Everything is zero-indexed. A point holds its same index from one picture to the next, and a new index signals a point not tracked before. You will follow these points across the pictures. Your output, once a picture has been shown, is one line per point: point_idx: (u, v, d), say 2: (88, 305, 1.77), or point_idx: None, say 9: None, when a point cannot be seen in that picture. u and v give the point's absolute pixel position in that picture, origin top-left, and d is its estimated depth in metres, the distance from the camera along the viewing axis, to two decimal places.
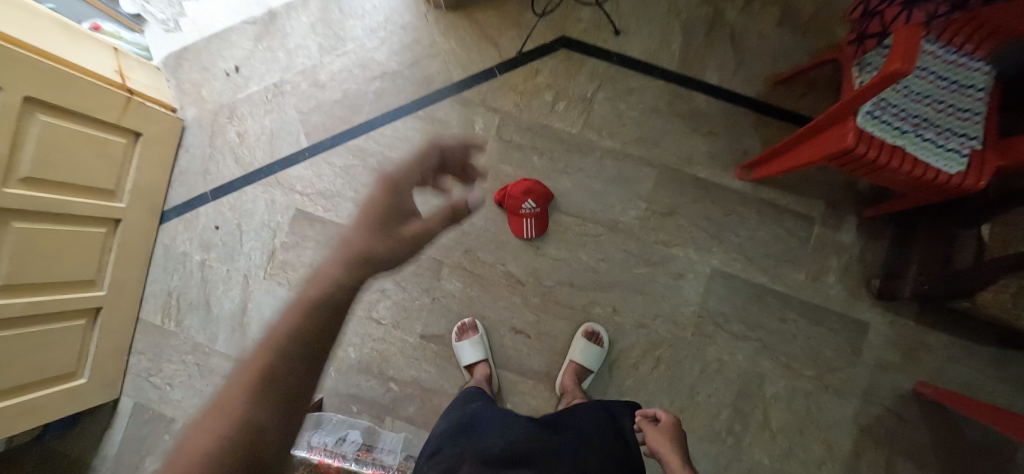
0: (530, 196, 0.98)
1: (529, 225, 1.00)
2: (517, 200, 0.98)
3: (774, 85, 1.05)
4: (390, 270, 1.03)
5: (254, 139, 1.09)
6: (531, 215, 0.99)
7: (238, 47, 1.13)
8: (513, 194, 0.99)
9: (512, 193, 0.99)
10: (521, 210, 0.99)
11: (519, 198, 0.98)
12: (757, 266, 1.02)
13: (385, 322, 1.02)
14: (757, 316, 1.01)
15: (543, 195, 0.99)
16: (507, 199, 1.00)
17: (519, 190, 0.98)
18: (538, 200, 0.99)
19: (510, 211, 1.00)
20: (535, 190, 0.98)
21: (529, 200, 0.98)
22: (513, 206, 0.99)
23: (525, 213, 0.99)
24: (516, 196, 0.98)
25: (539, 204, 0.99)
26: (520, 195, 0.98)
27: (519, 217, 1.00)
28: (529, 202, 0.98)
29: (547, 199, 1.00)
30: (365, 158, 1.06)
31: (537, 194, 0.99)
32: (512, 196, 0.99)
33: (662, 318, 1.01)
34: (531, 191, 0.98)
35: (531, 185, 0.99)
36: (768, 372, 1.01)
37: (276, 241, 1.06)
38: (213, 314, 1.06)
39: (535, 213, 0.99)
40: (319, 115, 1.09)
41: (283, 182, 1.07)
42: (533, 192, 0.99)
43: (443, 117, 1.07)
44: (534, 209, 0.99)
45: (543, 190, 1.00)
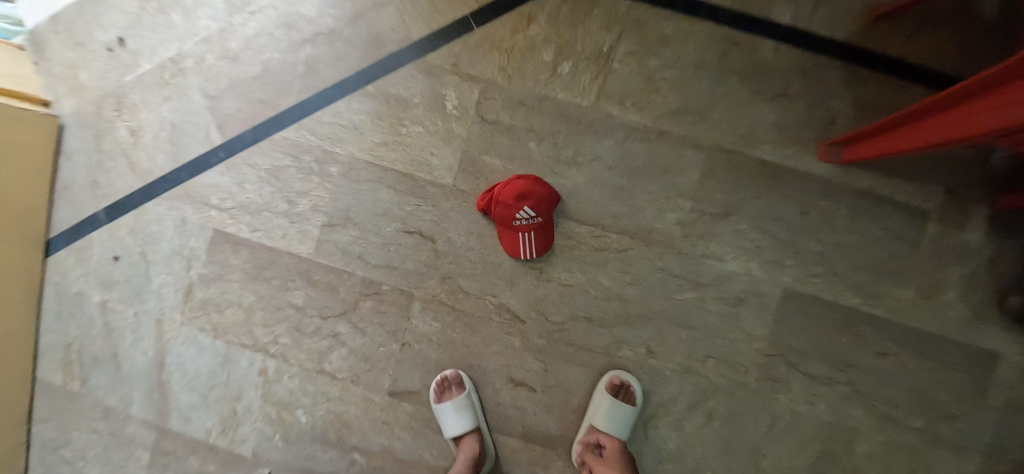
0: (526, 201, 0.70)
1: (526, 242, 0.72)
2: (508, 208, 0.70)
3: (872, 23, 0.75)
4: (343, 308, 0.77)
5: (153, 137, 0.81)
6: (529, 227, 0.71)
7: (120, 9, 0.82)
8: (502, 201, 0.71)
9: (501, 199, 0.71)
10: (514, 222, 0.71)
11: (510, 205, 0.70)
12: (849, 284, 0.76)
13: (342, 376, 0.77)
14: (846, 351, 0.76)
15: (544, 199, 0.71)
16: (494, 208, 0.71)
17: (511, 194, 0.70)
18: (538, 207, 0.71)
19: (500, 223, 0.72)
20: (533, 192, 0.71)
21: (526, 207, 0.70)
22: (503, 217, 0.71)
23: (520, 225, 0.71)
24: (506, 203, 0.70)
25: (539, 212, 0.71)
26: (513, 201, 0.70)
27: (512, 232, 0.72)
28: (525, 210, 0.70)
29: (551, 205, 0.72)
30: (298, 155, 0.77)
31: (535, 198, 0.71)
32: (501, 202, 0.71)
33: (716, 361, 0.75)
34: (528, 195, 0.70)
35: (527, 185, 0.71)
36: (858, 424, 0.76)
37: (192, 274, 0.80)
38: (124, 370, 0.82)
39: (534, 224, 0.71)
40: (233, 99, 0.79)
41: (193, 194, 0.79)
42: (530, 195, 0.71)
43: (402, 93, 0.76)
44: (532, 220, 0.71)
45: (543, 191, 0.72)
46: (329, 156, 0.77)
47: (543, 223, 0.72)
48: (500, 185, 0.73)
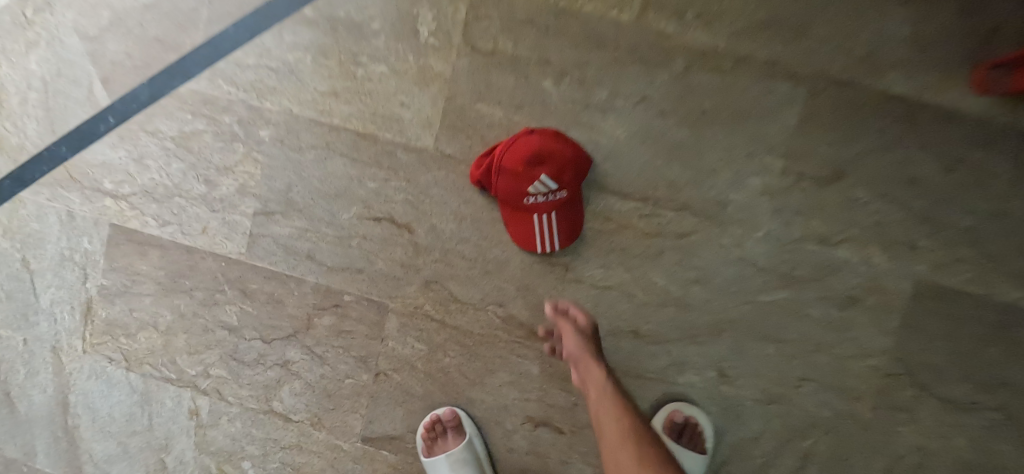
0: (542, 169, 0.48)
1: (546, 228, 0.50)
2: (516, 181, 0.48)
3: None
4: (292, 327, 0.55)
5: (20, 99, 0.58)
6: (548, 207, 0.49)
7: None
8: (505, 170, 0.48)
9: (505, 167, 0.48)
10: (524, 198, 0.49)
11: (519, 176, 0.48)
12: (1008, 273, 0.53)
13: (297, 418, 0.57)
14: (998, 363, 0.54)
15: (569, 163, 0.49)
16: (494, 181, 0.49)
17: (518, 160, 0.48)
18: (560, 176, 0.48)
19: (506, 203, 0.50)
20: (551, 154, 0.48)
21: (540, 177, 0.48)
22: (510, 194, 0.49)
23: (535, 205, 0.49)
24: (512, 173, 0.48)
25: (561, 184, 0.48)
26: (521, 167, 0.48)
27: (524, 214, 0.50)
28: (541, 183, 0.48)
29: (578, 170, 0.49)
30: (215, 115, 0.54)
31: (555, 163, 0.48)
32: (505, 173, 0.48)
33: (815, 385, 0.54)
34: (544, 159, 0.48)
35: (542, 144, 0.48)
36: (1012, 463, 0.55)
37: (90, 287, 0.59)
38: (20, 413, 0.62)
39: (556, 202, 0.49)
40: (119, 40, 0.56)
41: (80, 177, 0.57)
42: (547, 158, 0.48)
43: (353, 15, 0.52)
44: (552, 196, 0.49)
45: (566, 152, 0.49)
46: (257, 116, 0.54)
47: (568, 198, 0.50)
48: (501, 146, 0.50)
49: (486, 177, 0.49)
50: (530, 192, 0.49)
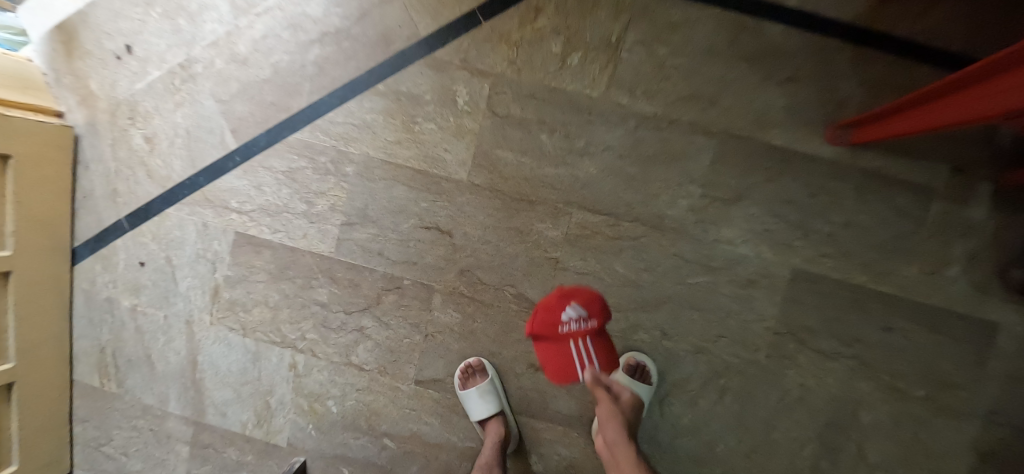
0: (571, 299, 0.77)
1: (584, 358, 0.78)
2: (553, 316, 0.76)
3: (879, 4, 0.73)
4: (366, 303, 0.79)
5: (169, 143, 0.82)
6: (580, 334, 0.78)
7: (126, 18, 0.82)
8: (544, 306, 0.77)
9: (544, 303, 0.77)
10: (563, 328, 0.77)
11: (554, 302, 0.77)
12: (858, 263, 0.75)
13: (368, 367, 0.80)
14: (853, 326, 0.76)
15: (588, 292, 0.77)
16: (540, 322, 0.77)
17: (553, 296, 0.77)
18: (586, 305, 0.77)
19: (549, 325, 0.76)
20: (575, 291, 0.77)
21: (570, 307, 0.77)
22: (551, 327, 0.76)
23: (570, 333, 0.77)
24: (549, 311, 0.76)
25: (588, 310, 0.77)
26: (558, 303, 0.77)
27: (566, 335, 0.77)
28: (572, 309, 0.77)
29: (594, 300, 0.77)
30: (314, 156, 0.79)
31: (579, 294, 0.77)
32: (543, 311, 0.77)
33: (728, 341, 0.76)
34: (570, 292, 0.77)
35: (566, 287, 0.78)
36: (865, 395, 0.77)
37: (218, 276, 0.82)
38: (159, 370, 0.85)
39: (586, 332, 0.78)
40: (244, 103, 0.80)
41: (213, 198, 0.81)
42: (571, 292, 0.77)
43: (413, 90, 0.77)
44: (582, 322, 0.77)
45: (585, 292, 0.77)
46: (344, 157, 0.78)
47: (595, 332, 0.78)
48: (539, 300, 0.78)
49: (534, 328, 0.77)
50: (566, 324, 0.77)
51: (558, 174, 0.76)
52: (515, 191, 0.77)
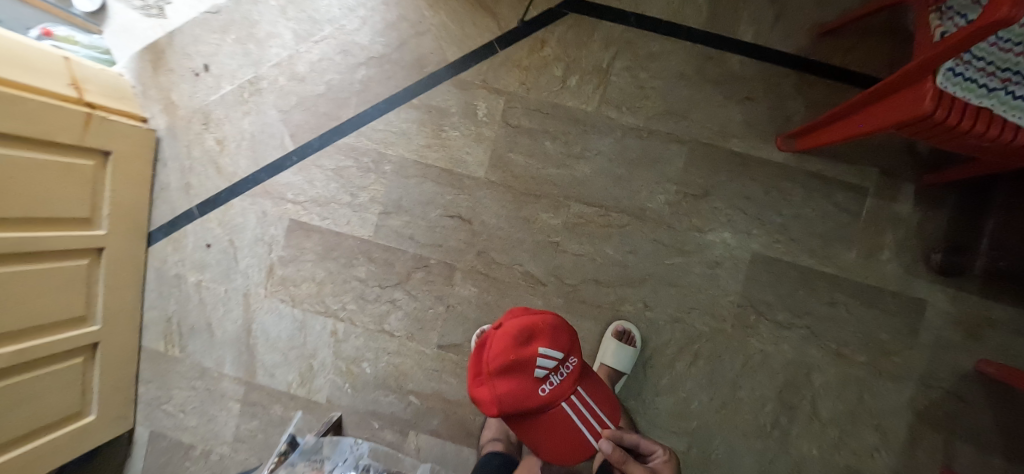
0: (535, 346, 0.59)
1: (580, 412, 0.65)
2: (526, 376, 0.59)
3: (818, 38, 0.90)
4: (398, 279, 0.95)
5: (236, 145, 0.99)
6: (565, 390, 0.63)
7: (203, 42, 0.99)
8: (509, 370, 0.59)
9: (505, 364, 0.58)
10: (542, 389, 0.61)
11: (520, 361, 0.58)
12: (805, 248, 0.91)
13: (399, 333, 0.95)
14: (803, 301, 0.91)
15: (553, 326, 0.61)
16: (510, 392, 0.59)
17: (508, 346, 0.59)
18: (555, 345, 0.60)
19: (524, 394, 0.59)
20: (536, 328, 0.60)
21: (541, 355, 0.59)
22: (529, 399, 0.60)
23: (556, 393, 0.62)
24: (520, 375, 0.59)
25: (564, 351, 0.61)
26: (523, 340, 0.59)
27: (551, 403, 0.62)
28: (547, 364, 0.60)
29: (561, 328, 0.62)
30: (358, 157, 0.95)
31: (544, 336, 0.60)
32: (509, 375, 0.59)
33: (699, 312, 0.92)
34: (533, 338, 0.59)
35: (519, 321, 0.60)
36: (816, 360, 0.92)
37: (273, 256, 0.98)
38: (217, 337, 1.00)
39: (571, 381, 0.64)
40: (302, 113, 0.97)
41: (272, 191, 0.97)
42: (535, 336, 0.60)
43: (441, 104, 0.95)
44: (562, 368, 0.62)
45: (541, 318, 0.61)
46: (384, 158, 0.95)
47: (576, 373, 0.65)
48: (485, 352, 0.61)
49: (507, 402, 0.59)
50: (545, 385, 0.61)
51: (559, 173, 0.93)
52: (524, 187, 0.93)
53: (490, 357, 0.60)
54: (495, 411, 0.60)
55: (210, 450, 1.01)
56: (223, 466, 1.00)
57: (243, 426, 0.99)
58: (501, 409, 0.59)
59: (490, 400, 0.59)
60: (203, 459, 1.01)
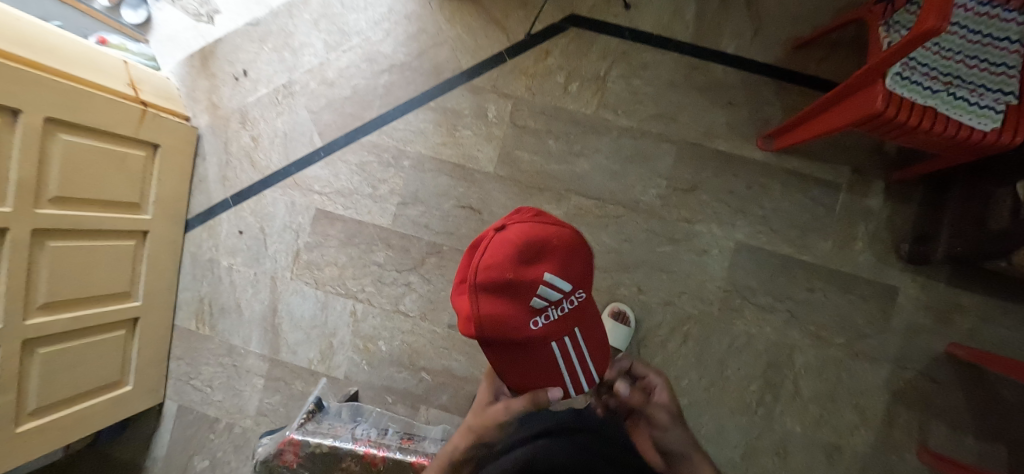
0: (541, 267, 0.40)
1: (572, 362, 0.46)
2: (517, 303, 0.40)
3: (793, 51, 1.01)
4: (413, 263, 1.04)
5: (270, 142, 1.09)
6: (564, 330, 0.44)
7: (243, 50, 1.11)
8: (501, 289, 0.40)
9: (498, 280, 0.40)
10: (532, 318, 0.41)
11: (519, 282, 0.39)
12: (784, 238, 1.00)
13: (413, 314, 1.04)
14: (784, 286, 1.00)
15: (571, 243, 0.44)
16: (496, 322, 0.40)
17: (509, 258, 0.40)
18: (564, 273, 0.42)
19: (510, 329, 0.40)
20: (547, 244, 0.42)
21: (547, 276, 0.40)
22: (514, 328, 0.40)
23: (550, 333, 0.43)
24: (511, 299, 0.40)
25: (573, 281, 0.43)
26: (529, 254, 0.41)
27: (541, 338, 0.42)
28: (547, 293, 0.41)
29: (579, 250, 0.44)
30: (380, 153, 1.06)
31: (556, 256, 0.42)
32: (500, 295, 0.40)
33: (689, 296, 1.01)
34: (540, 256, 0.41)
35: (524, 232, 0.42)
36: (796, 342, 1.00)
37: (299, 242, 1.07)
38: (246, 316, 1.08)
39: (572, 321, 0.45)
40: (330, 114, 1.08)
41: (301, 183, 1.07)
42: (543, 253, 0.41)
43: (456, 107, 1.05)
44: (565, 303, 0.44)
45: (561, 234, 0.44)
46: (403, 154, 1.05)
47: (582, 311, 0.46)
48: (477, 254, 0.43)
49: (489, 331, 0.40)
50: (539, 315, 0.42)
51: (561, 169, 1.03)
52: (530, 180, 1.03)
53: (483, 263, 0.41)
54: (472, 334, 0.41)
55: (233, 424, 1.07)
56: (245, 439, 1.07)
57: (265, 400, 1.07)
58: (480, 336, 0.41)
59: (467, 320, 0.41)
60: (226, 432, 1.07)
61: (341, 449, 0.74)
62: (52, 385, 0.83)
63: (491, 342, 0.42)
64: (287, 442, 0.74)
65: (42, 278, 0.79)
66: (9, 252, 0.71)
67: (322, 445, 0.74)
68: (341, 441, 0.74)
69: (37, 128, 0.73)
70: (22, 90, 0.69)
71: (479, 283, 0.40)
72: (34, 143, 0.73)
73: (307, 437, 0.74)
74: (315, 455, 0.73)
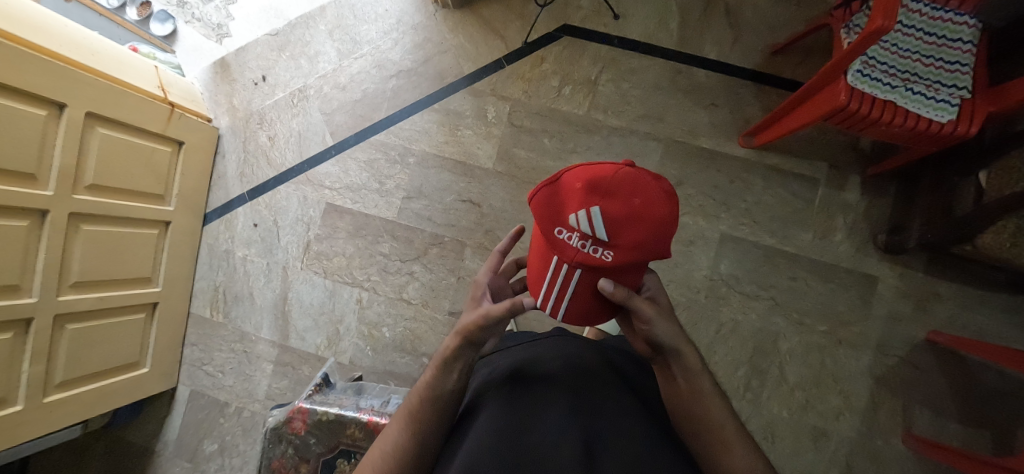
0: (602, 201, 0.38)
1: (551, 291, 0.44)
2: (563, 207, 0.40)
3: (771, 56, 1.09)
4: (416, 253, 1.11)
5: (285, 141, 1.18)
6: (573, 258, 0.41)
7: (263, 58, 1.20)
8: (563, 189, 0.41)
9: (568, 181, 0.41)
10: (563, 219, 0.41)
11: (577, 191, 0.39)
12: (766, 230, 1.06)
13: (415, 301, 1.10)
14: (767, 275, 1.05)
15: (654, 217, 0.38)
16: (542, 202, 0.42)
17: (594, 176, 0.39)
18: (612, 227, 0.38)
19: (541, 215, 0.42)
20: (626, 196, 0.38)
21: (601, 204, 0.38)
22: (548, 215, 0.42)
23: (559, 250, 0.42)
24: (559, 197, 0.41)
25: (612, 241, 0.38)
26: (612, 177, 0.39)
27: (554, 243, 0.42)
28: (582, 221, 0.38)
29: (657, 226, 0.38)
30: (387, 151, 1.14)
31: (624, 204, 0.38)
32: (559, 190, 0.41)
33: (676, 284, 1.06)
34: (611, 195, 0.38)
35: (626, 176, 0.39)
36: (781, 328, 1.04)
37: (310, 234, 1.14)
38: (258, 304, 1.14)
39: (581, 264, 0.41)
40: (342, 115, 1.16)
41: (314, 179, 1.15)
42: (618, 197, 0.38)
43: (458, 109, 1.14)
44: (590, 248, 0.39)
45: (657, 205, 0.38)
46: (408, 152, 1.13)
47: (600, 272, 0.41)
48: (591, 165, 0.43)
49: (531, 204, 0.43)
50: (567, 229, 0.40)
51: (556, 165, 1.10)
52: (526, 176, 1.10)
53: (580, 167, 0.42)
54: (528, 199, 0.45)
55: (242, 408, 1.12)
56: (253, 422, 1.11)
57: (273, 385, 1.12)
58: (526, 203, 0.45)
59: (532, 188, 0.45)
60: (235, 416, 1.12)
61: (346, 416, 0.85)
62: (76, 361, 0.89)
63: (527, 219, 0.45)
64: (295, 411, 0.86)
65: (76, 259, 0.85)
66: (48, 232, 0.78)
67: (328, 413, 0.85)
68: (347, 410, 0.86)
69: (78, 122, 0.81)
70: (69, 86, 0.78)
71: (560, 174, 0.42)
72: (75, 134, 0.81)
73: (314, 406, 0.86)
74: (321, 422, 0.85)
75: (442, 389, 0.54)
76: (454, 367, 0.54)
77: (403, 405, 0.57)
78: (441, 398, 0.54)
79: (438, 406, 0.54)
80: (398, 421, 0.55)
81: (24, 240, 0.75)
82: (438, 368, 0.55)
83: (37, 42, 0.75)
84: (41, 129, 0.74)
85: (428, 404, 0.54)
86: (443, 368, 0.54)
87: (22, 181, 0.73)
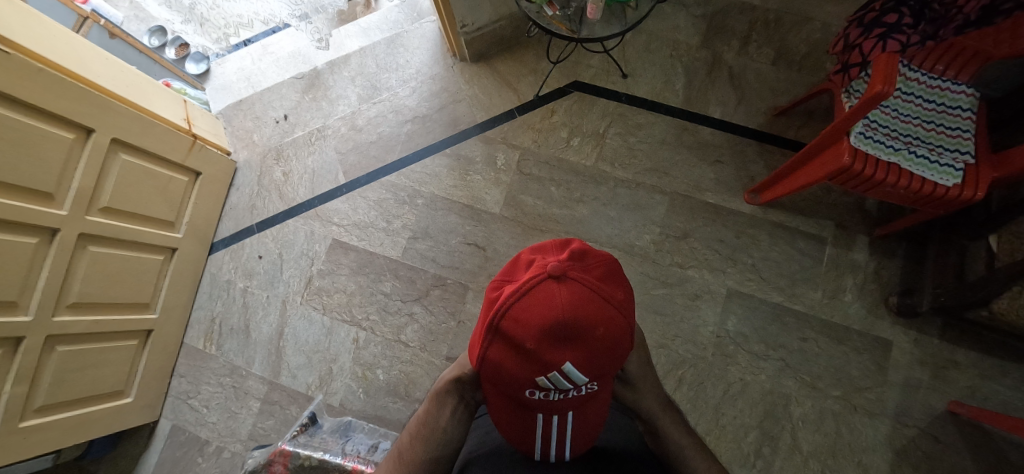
0: (567, 355, 0.43)
1: (549, 439, 0.52)
2: (528, 370, 0.45)
3: (774, 117, 1.13)
4: (418, 294, 1.10)
5: (299, 177, 1.21)
6: (560, 404, 0.48)
7: (287, 98, 1.26)
8: (518, 350, 0.45)
9: (518, 341, 0.44)
10: (531, 385, 0.46)
11: (538, 354, 0.43)
12: (774, 286, 1.05)
13: (412, 344, 1.07)
14: (777, 335, 1.02)
15: (614, 337, 0.45)
16: (499, 374, 0.47)
17: (542, 331, 0.43)
18: (584, 368, 0.45)
19: (510, 378, 0.46)
20: (584, 334, 0.43)
21: (561, 368, 0.44)
22: (512, 384, 0.47)
23: (544, 404, 0.48)
24: (519, 360, 0.45)
25: (589, 375, 0.46)
26: (556, 333, 0.43)
27: (533, 404, 0.49)
28: (555, 379, 0.45)
29: (619, 336, 0.46)
30: (396, 192, 1.16)
31: (584, 350, 0.44)
32: (513, 350, 0.45)
33: (682, 339, 1.03)
34: (569, 345, 0.43)
35: (571, 312, 0.43)
36: (792, 391, 0.99)
37: (313, 269, 1.14)
38: (252, 337, 1.12)
39: (569, 405, 0.49)
40: (356, 155, 1.20)
41: (322, 215, 1.17)
42: (578, 342, 0.44)
43: (469, 154, 1.17)
44: (570, 392, 0.47)
45: (607, 324, 0.45)
46: (417, 193, 1.15)
47: (585, 400, 0.49)
48: (517, 297, 0.45)
49: (488, 371, 0.48)
50: (538, 390, 0.47)
51: (561, 212, 1.11)
52: (532, 222, 1.11)
53: (516, 311, 0.44)
54: (476, 362, 0.49)
55: (223, 448, 1.06)
56: (233, 464, 1.05)
57: (258, 424, 1.07)
58: (483, 370, 0.48)
59: (478, 351, 0.48)
60: (214, 456, 1.06)
61: (330, 462, 0.81)
62: (61, 385, 0.86)
63: (493, 383, 0.49)
64: (277, 453, 0.82)
65: (77, 279, 0.85)
66: (55, 250, 0.79)
67: (310, 458, 0.82)
68: (331, 455, 0.83)
69: (103, 146, 0.84)
70: (101, 113, 0.82)
71: (501, 327, 0.45)
72: (97, 159, 0.83)
73: (297, 450, 0.83)
74: (303, 467, 0.81)
75: (435, 425, 0.60)
76: (445, 402, 0.61)
77: (398, 447, 0.62)
78: (433, 436, 0.60)
79: (430, 449, 0.59)
80: (388, 465, 0.61)
81: (30, 259, 0.75)
82: (431, 403, 0.62)
83: (79, 72, 0.80)
84: (66, 151, 0.77)
85: (417, 445, 0.60)
86: (437, 403, 0.61)
87: (37, 199, 0.74)
